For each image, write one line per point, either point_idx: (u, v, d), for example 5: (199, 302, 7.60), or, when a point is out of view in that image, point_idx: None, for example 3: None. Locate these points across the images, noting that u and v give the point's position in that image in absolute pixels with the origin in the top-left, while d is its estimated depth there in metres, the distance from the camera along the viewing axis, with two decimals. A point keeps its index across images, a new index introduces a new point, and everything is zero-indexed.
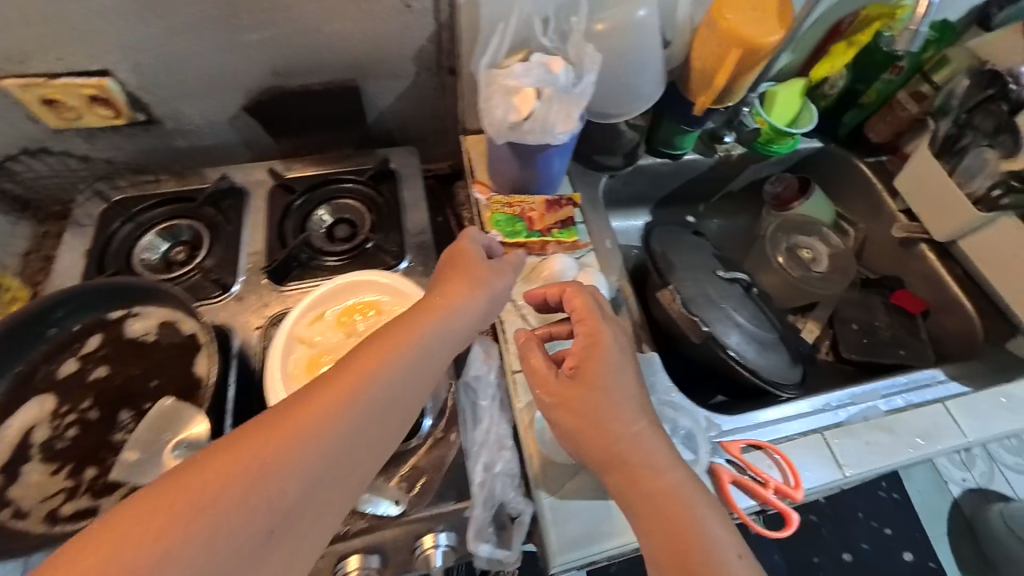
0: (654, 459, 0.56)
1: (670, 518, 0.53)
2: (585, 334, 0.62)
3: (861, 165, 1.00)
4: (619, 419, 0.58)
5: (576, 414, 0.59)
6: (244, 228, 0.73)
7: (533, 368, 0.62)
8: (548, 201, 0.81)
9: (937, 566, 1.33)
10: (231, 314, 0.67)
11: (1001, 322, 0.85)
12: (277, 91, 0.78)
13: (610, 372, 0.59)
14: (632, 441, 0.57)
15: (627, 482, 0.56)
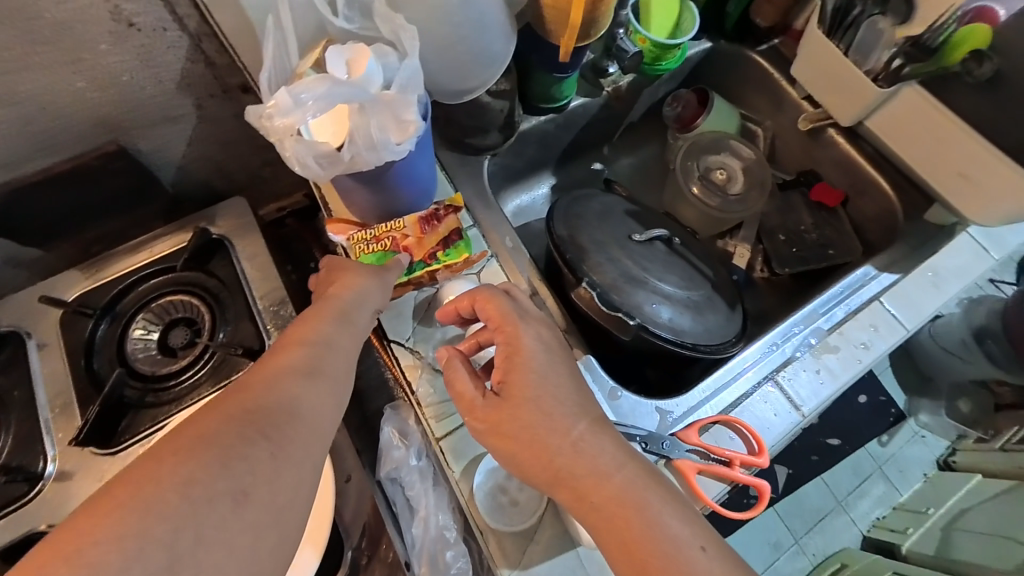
0: (596, 476, 0.47)
1: (626, 533, 0.44)
2: (503, 345, 0.53)
3: (755, 57, 0.90)
4: (552, 435, 0.48)
5: (509, 439, 0.49)
6: (39, 387, 0.56)
7: (456, 394, 0.52)
8: (421, 217, 0.63)
9: (888, 398, 1.49)
10: (60, 504, 0.52)
11: (915, 193, 0.80)
12: (8, 189, 0.56)
13: (535, 375, 0.51)
14: (572, 452, 0.48)
15: (574, 500, 0.47)
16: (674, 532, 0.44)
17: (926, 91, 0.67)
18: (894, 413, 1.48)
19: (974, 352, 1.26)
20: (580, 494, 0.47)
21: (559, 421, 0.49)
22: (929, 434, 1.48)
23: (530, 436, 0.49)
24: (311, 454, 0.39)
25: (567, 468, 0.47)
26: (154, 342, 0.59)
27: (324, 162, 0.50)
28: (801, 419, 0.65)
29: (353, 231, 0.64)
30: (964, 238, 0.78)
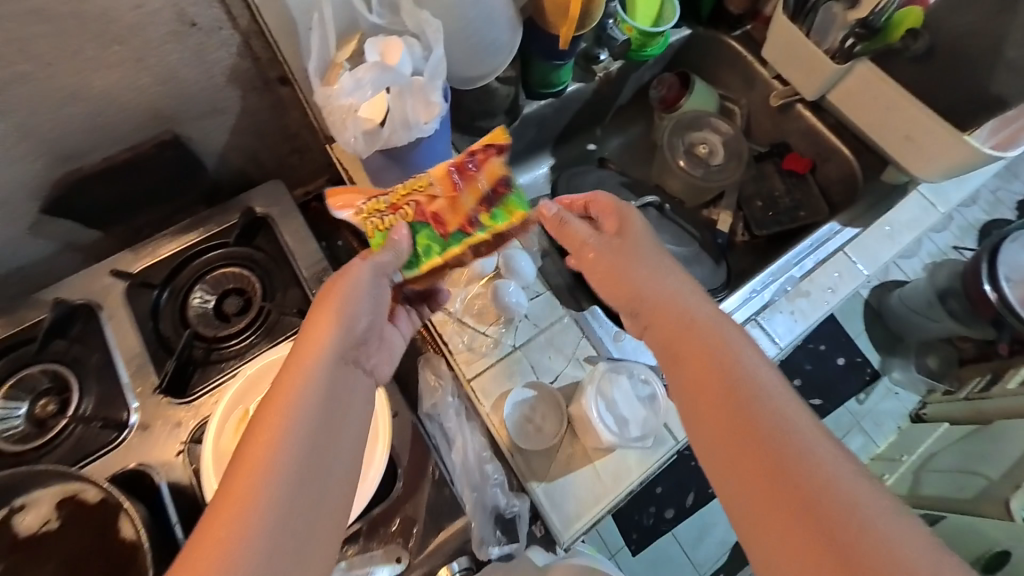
0: (710, 346, 0.49)
1: (732, 396, 0.45)
2: (617, 213, 0.61)
3: (729, 42, 1.00)
4: (670, 302, 0.53)
5: (612, 268, 0.57)
6: (112, 351, 0.63)
7: (568, 241, 0.61)
8: (447, 184, 0.57)
9: (863, 359, 1.68)
10: (141, 451, 0.59)
11: (872, 156, 0.91)
12: (75, 177, 0.62)
13: (662, 254, 0.57)
14: (689, 320, 0.51)
15: (668, 335, 0.52)
16: (782, 402, 0.44)
17: (875, 66, 0.76)
18: (869, 371, 1.67)
19: (938, 310, 1.47)
20: (693, 354, 0.49)
21: (682, 301, 0.53)
22: (901, 391, 1.67)
23: (634, 270, 0.57)
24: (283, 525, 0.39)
25: (685, 331, 0.51)
26: (211, 307, 0.67)
27: (365, 137, 0.58)
28: (778, 351, 0.76)
29: (361, 204, 0.59)
30: (914, 196, 0.89)
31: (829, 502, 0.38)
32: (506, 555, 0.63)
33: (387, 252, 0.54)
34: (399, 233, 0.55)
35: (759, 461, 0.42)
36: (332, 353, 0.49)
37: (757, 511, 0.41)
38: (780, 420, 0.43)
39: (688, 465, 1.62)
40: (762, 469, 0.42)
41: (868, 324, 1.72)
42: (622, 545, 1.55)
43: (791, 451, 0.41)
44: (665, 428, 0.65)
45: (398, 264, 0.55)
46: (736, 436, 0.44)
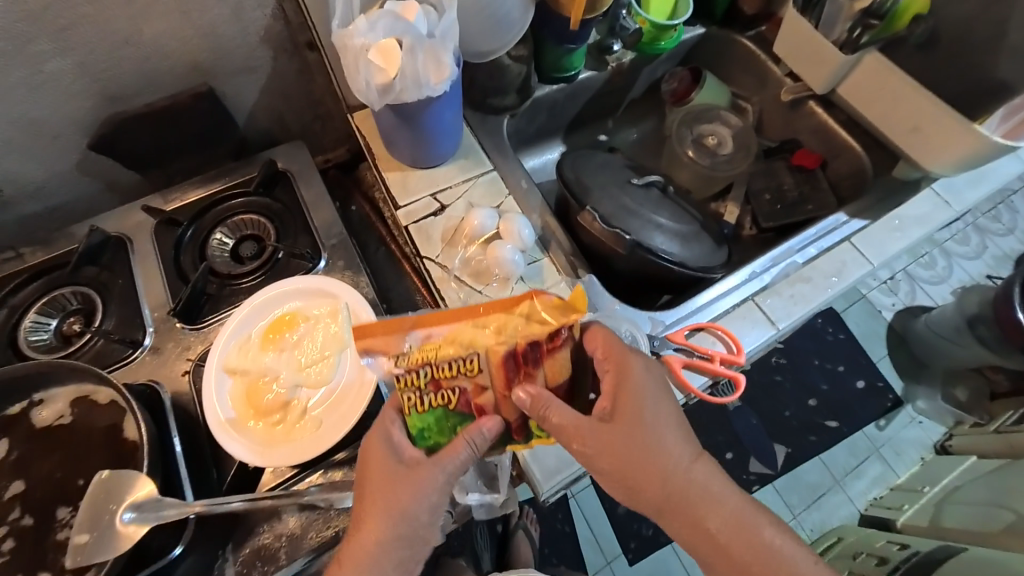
0: (673, 466, 0.49)
1: (688, 515, 0.48)
2: (613, 376, 0.50)
3: (743, 41, 1.02)
4: (630, 447, 0.48)
5: (619, 458, 0.48)
6: (136, 278, 0.68)
7: (558, 427, 0.47)
8: (511, 374, 0.47)
9: (886, 384, 1.63)
10: (152, 369, 0.63)
11: (882, 153, 0.91)
12: (119, 119, 0.69)
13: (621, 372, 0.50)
14: (639, 449, 0.49)
15: (688, 525, 0.48)
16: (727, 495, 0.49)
17: (881, 56, 0.78)
18: (891, 398, 1.60)
19: (967, 336, 1.45)
20: (653, 481, 0.48)
21: (650, 436, 0.49)
22: (926, 419, 1.59)
23: (642, 458, 0.49)
24: None
25: (637, 456, 0.48)
26: (229, 247, 0.72)
27: (380, 90, 0.62)
28: (776, 333, 0.74)
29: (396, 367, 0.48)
30: (926, 193, 0.87)
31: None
32: (486, 502, 0.64)
33: (463, 448, 0.48)
34: (470, 430, 0.48)
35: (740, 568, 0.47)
36: (395, 531, 0.49)
37: None
38: (740, 526, 0.48)
39: None
40: None
41: (892, 350, 1.68)
42: (619, 553, 1.50)
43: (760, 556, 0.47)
44: None
45: (478, 457, 0.49)
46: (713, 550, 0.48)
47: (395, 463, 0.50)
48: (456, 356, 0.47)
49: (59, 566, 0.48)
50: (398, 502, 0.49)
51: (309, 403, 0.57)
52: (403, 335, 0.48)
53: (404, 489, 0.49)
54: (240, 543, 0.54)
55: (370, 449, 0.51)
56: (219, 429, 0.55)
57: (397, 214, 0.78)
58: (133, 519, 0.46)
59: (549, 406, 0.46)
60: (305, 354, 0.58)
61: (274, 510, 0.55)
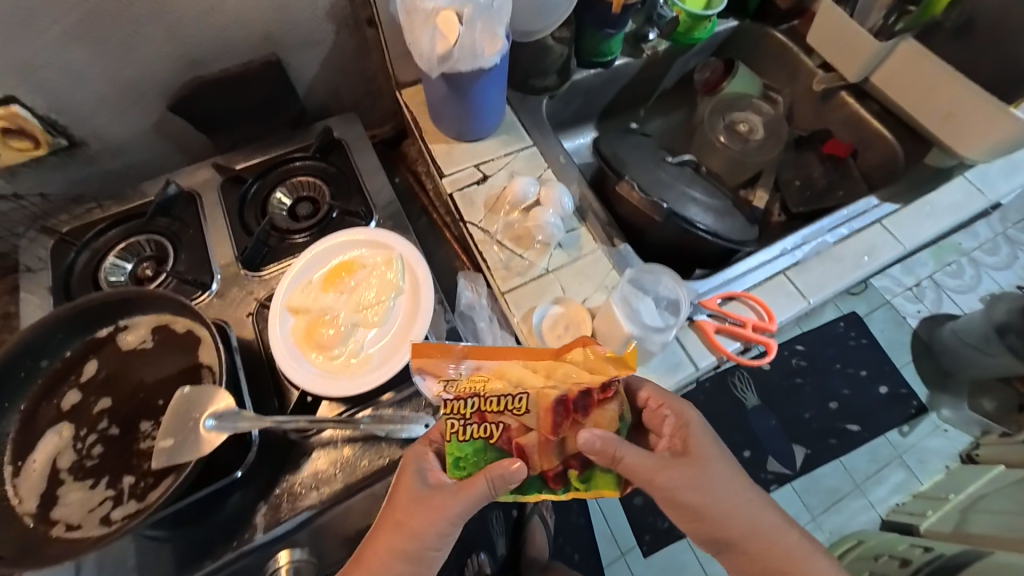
0: (726, 503, 0.53)
1: (754, 557, 0.53)
2: (674, 418, 0.57)
3: (775, 33, 1.05)
4: (686, 486, 0.52)
5: (690, 504, 0.52)
6: (204, 229, 0.74)
7: (632, 469, 0.50)
8: (555, 418, 0.49)
9: (909, 391, 1.61)
10: (218, 311, 0.69)
11: (914, 142, 0.93)
12: (197, 83, 0.75)
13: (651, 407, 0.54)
14: (696, 488, 0.52)
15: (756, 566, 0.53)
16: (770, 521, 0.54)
17: (917, 44, 0.81)
18: (915, 405, 1.58)
19: (996, 345, 1.44)
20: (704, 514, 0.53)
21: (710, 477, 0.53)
22: (951, 429, 1.56)
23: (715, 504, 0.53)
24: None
25: (694, 492, 0.52)
26: (287, 206, 0.77)
27: (438, 60, 0.67)
28: (807, 305, 0.76)
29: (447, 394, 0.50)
30: (959, 182, 0.88)
31: None
32: None
33: (489, 484, 0.48)
34: (497, 465, 0.48)
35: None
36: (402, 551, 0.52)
37: None
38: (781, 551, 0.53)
39: None
40: None
41: (918, 358, 1.65)
42: (633, 545, 1.50)
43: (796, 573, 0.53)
44: (683, 354, 0.69)
45: (496, 495, 0.49)
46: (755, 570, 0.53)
47: (423, 489, 0.52)
48: (506, 394, 0.49)
49: (143, 470, 0.52)
50: (411, 523, 0.51)
51: (365, 342, 0.61)
52: (456, 361, 0.52)
53: (419, 518, 0.51)
54: (298, 467, 0.59)
55: (410, 471, 0.54)
56: (282, 359, 0.60)
57: (441, 182, 0.82)
58: (215, 426, 0.50)
59: (610, 450, 0.49)
60: (363, 297, 0.63)
61: (329, 438, 0.60)
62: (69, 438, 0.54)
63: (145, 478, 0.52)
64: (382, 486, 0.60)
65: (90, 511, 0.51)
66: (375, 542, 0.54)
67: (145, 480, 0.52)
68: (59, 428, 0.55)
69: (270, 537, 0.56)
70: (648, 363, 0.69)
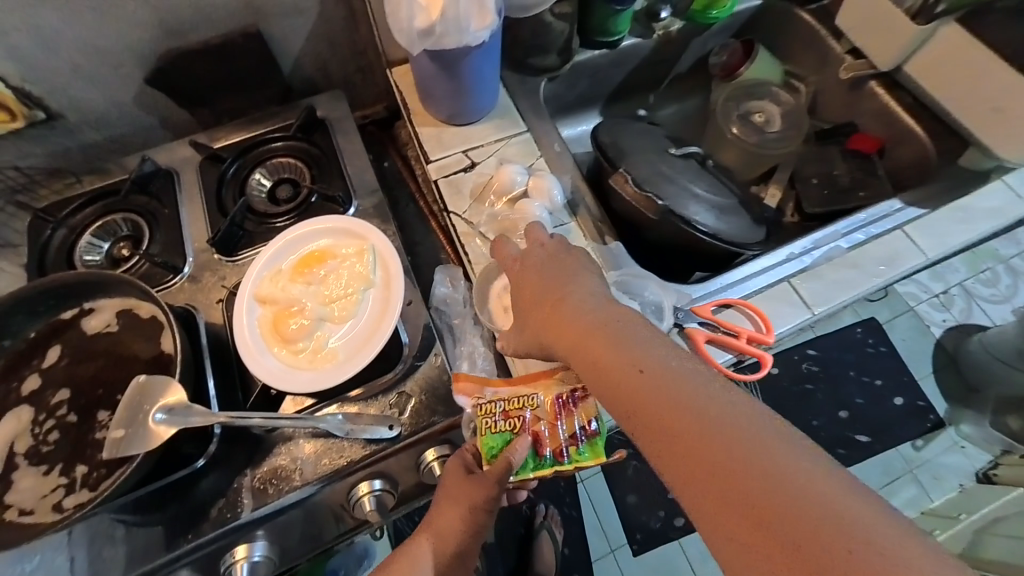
0: (622, 332, 0.45)
1: (640, 393, 0.40)
2: (565, 263, 0.54)
3: (802, 13, 0.97)
4: (621, 354, 0.43)
5: (558, 315, 0.49)
6: (180, 208, 0.72)
7: (519, 274, 0.56)
8: (558, 405, 0.54)
9: (927, 404, 1.52)
10: (188, 295, 0.67)
11: (951, 139, 0.83)
12: (176, 54, 0.73)
13: (590, 279, 0.52)
14: (634, 352, 0.42)
15: (626, 394, 0.41)
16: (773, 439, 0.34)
17: (961, 27, 0.73)
18: (932, 419, 1.50)
19: None
20: (645, 405, 0.39)
21: (655, 345, 0.43)
22: (970, 446, 1.48)
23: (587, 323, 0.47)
24: None
25: (634, 372, 0.41)
26: (266, 188, 0.74)
27: (420, 34, 0.62)
28: (812, 317, 0.69)
29: (480, 398, 0.56)
30: (997, 186, 0.79)
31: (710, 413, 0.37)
32: None
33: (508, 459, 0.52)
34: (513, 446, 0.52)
35: (793, 556, 0.30)
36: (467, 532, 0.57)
37: (707, 501, 0.34)
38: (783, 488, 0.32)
39: None
40: (724, 479, 0.34)
41: (940, 369, 1.56)
42: (623, 543, 1.43)
43: (835, 541, 0.29)
44: None
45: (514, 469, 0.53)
46: (731, 519, 0.33)
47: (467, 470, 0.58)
48: (521, 394, 0.55)
49: (96, 460, 0.51)
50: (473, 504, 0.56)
51: (331, 336, 0.58)
52: (483, 386, 0.57)
53: (473, 486, 0.56)
54: (259, 461, 0.57)
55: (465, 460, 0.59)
56: (247, 351, 0.57)
57: (427, 168, 0.78)
58: (165, 419, 0.49)
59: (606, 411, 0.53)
60: (333, 289, 0.60)
61: (291, 434, 0.58)
62: (27, 422, 0.54)
63: (97, 469, 0.51)
64: (345, 485, 0.58)
65: (43, 496, 0.50)
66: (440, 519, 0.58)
67: (98, 471, 0.51)
68: (19, 411, 0.54)
69: (227, 531, 0.55)
70: None
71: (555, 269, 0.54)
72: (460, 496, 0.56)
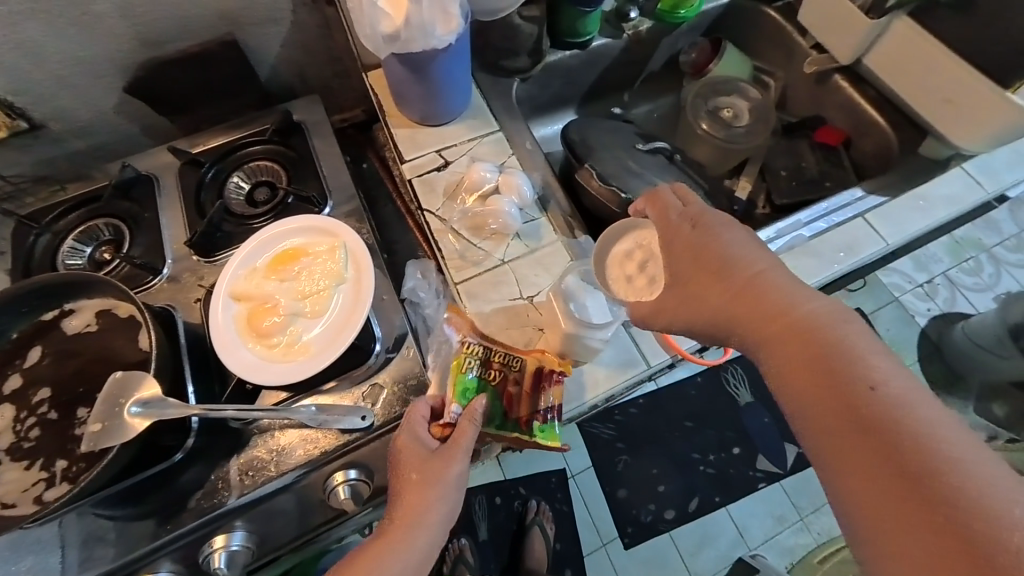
0: (769, 286, 0.50)
1: (782, 329, 0.47)
2: (709, 219, 0.56)
3: (768, 11, 0.99)
4: (777, 300, 0.48)
5: (701, 265, 0.53)
6: (161, 212, 0.74)
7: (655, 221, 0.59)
8: (537, 375, 0.60)
9: None
10: (169, 295, 0.69)
11: (912, 129, 0.86)
12: (154, 63, 0.75)
13: (732, 234, 0.54)
14: (778, 303, 0.48)
15: (768, 331, 0.47)
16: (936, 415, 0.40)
17: (914, 23, 0.76)
18: None
19: (1009, 347, 1.34)
20: (809, 349, 0.45)
21: (793, 300, 0.48)
22: None
23: (722, 279, 0.52)
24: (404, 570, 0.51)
25: (807, 326, 0.46)
26: (244, 190, 0.76)
27: (386, 39, 0.64)
28: None
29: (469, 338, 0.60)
30: (957, 173, 0.82)
31: (845, 360, 0.43)
32: None
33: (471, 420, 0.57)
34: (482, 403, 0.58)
35: (886, 481, 0.38)
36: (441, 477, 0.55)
37: (827, 424, 0.42)
38: (943, 454, 0.37)
39: (696, 469, 1.45)
40: (845, 410, 0.41)
41: (925, 359, 1.53)
42: (615, 537, 1.39)
43: (930, 478, 0.37)
44: (636, 350, 0.67)
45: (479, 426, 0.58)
46: (885, 473, 0.38)
47: (428, 445, 0.57)
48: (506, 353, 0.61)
49: (76, 454, 0.53)
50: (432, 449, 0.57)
51: (305, 330, 0.60)
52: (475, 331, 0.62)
53: (439, 463, 0.56)
54: (237, 452, 0.59)
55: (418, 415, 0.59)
56: (223, 346, 0.59)
57: (402, 168, 0.80)
58: (141, 412, 0.51)
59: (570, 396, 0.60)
60: (308, 285, 0.62)
61: (267, 426, 0.59)
62: (10, 419, 0.55)
63: (77, 463, 0.53)
64: (320, 474, 0.60)
65: (25, 490, 0.52)
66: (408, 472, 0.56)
67: (78, 464, 0.52)
68: (2, 410, 0.56)
69: (208, 519, 0.57)
70: (597, 359, 0.66)
71: (698, 222, 0.56)
72: (416, 447, 0.56)
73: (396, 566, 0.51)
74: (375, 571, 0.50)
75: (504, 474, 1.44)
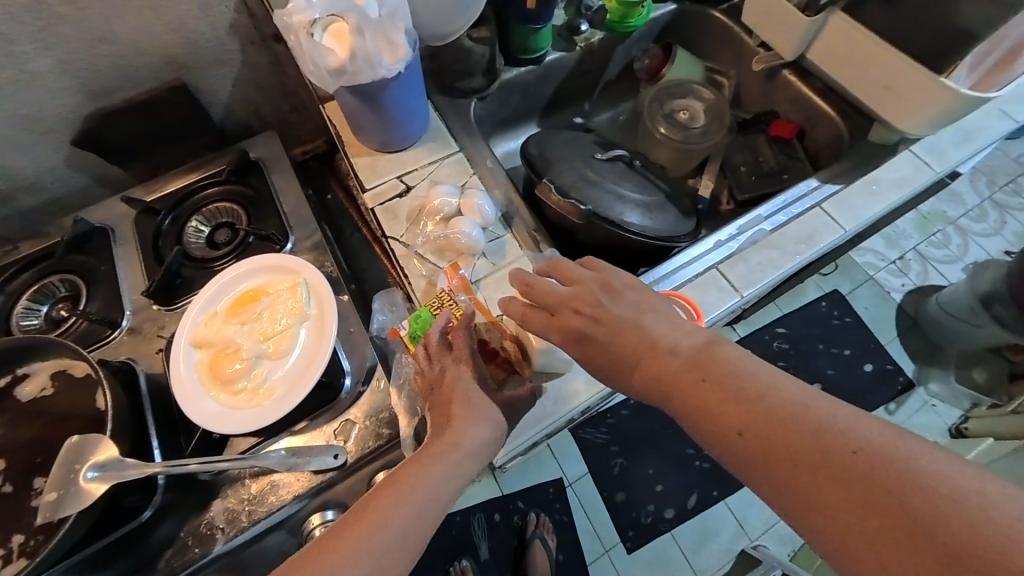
0: (660, 344, 0.48)
1: (695, 387, 0.44)
2: (586, 305, 0.53)
3: (714, 13, 1.01)
4: (677, 364, 0.46)
5: (600, 354, 0.51)
6: (117, 263, 0.72)
7: (540, 309, 0.56)
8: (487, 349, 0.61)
9: (896, 367, 1.51)
10: (130, 348, 0.67)
11: (859, 117, 0.88)
12: (101, 115, 0.74)
13: (620, 305, 0.52)
14: (684, 361, 0.46)
15: (690, 402, 0.44)
16: (856, 420, 0.37)
17: (849, 17, 0.79)
18: (902, 381, 1.49)
19: (982, 315, 1.34)
20: (727, 399, 0.42)
21: (694, 352, 0.46)
22: (939, 403, 1.47)
23: (623, 353, 0.50)
24: (422, 508, 0.47)
25: (711, 372, 0.44)
26: (204, 234, 0.75)
27: (332, 73, 0.64)
28: (742, 299, 0.73)
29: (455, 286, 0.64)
30: (906, 155, 0.85)
31: (767, 400, 0.40)
32: None
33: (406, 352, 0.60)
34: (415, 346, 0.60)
35: (858, 504, 0.33)
36: (478, 420, 0.53)
37: (782, 472, 0.37)
38: (887, 450, 0.35)
39: (692, 465, 1.45)
40: (788, 456, 0.37)
41: (905, 333, 1.57)
42: (617, 541, 1.38)
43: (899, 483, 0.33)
44: None
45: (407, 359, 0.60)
46: (850, 491, 0.34)
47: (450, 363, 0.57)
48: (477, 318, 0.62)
49: (33, 527, 0.51)
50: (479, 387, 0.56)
51: (270, 372, 0.59)
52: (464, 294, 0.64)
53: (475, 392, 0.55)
54: (206, 506, 0.57)
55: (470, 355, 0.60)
56: (186, 397, 0.57)
57: (364, 196, 0.79)
58: (97, 476, 0.49)
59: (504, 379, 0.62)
60: (269, 326, 0.61)
61: (237, 475, 0.58)
62: None
63: (35, 535, 0.51)
64: (295, 519, 0.59)
65: None
66: (454, 409, 0.54)
67: (36, 537, 0.51)
68: None
69: None
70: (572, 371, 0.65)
71: (574, 309, 0.53)
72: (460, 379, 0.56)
73: (409, 504, 0.47)
74: (390, 501, 0.47)
75: (500, 490, 1.41)
